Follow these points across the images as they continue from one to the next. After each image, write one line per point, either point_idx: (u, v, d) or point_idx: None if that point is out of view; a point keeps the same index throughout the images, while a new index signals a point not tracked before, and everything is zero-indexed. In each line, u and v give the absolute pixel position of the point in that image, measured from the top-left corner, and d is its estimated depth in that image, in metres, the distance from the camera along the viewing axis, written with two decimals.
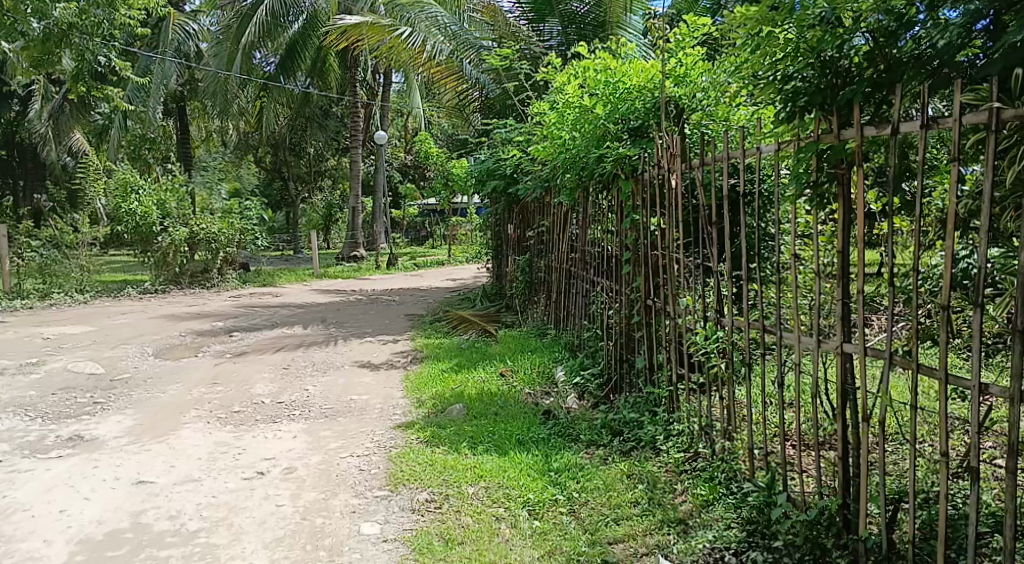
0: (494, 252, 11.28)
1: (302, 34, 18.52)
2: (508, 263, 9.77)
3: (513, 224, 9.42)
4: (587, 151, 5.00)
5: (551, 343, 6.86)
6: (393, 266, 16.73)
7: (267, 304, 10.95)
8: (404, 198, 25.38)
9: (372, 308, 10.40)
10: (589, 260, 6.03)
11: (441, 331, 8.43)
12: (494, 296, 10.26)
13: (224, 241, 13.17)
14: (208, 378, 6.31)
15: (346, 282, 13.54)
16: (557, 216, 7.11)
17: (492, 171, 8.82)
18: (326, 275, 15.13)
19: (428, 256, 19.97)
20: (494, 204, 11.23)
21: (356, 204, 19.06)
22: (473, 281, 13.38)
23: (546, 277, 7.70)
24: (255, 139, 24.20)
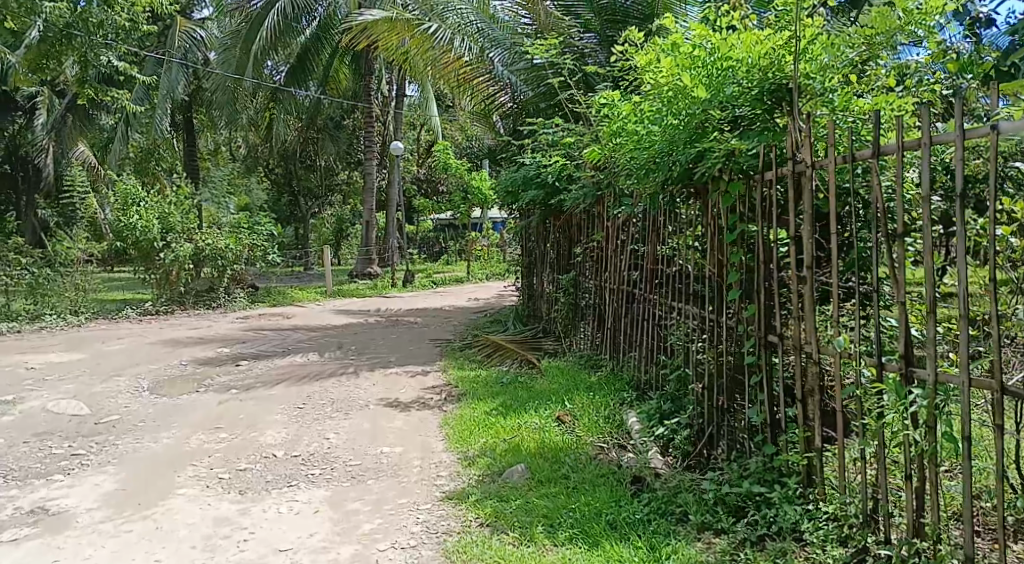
0: (523, 269, 10.33)
1: (313, 43, 18.00)
2: (543, 283, 8.82)
3: (550, 240, 8.45)
4: (678, 149, 3.88)
5: (609, 376, 5.87)
6: (410, 283, 15.84)
7: (277, 328, 9.99)
8: (419, 212, 24.55)
9: (393, 331, 9.43)
10: (664, 281, 5.03)
11: (476, 360, 7.43)
12: (528, 320, 9.26)
13: (231, 258, 12.26)
14: (209, 421, 5.31)
15: (361, 302, 12.62)
16: (615, 228, 6.14)
17: (530, 179, 7.90)
18: (340, 294, 14.20)
19: (447, 273, 19.08)
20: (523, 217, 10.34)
21: (371, 218, 18.21)
22: (498, 301, 12.43)
23: (597, 298, 6.73)
24: (264, 152, 23.43)
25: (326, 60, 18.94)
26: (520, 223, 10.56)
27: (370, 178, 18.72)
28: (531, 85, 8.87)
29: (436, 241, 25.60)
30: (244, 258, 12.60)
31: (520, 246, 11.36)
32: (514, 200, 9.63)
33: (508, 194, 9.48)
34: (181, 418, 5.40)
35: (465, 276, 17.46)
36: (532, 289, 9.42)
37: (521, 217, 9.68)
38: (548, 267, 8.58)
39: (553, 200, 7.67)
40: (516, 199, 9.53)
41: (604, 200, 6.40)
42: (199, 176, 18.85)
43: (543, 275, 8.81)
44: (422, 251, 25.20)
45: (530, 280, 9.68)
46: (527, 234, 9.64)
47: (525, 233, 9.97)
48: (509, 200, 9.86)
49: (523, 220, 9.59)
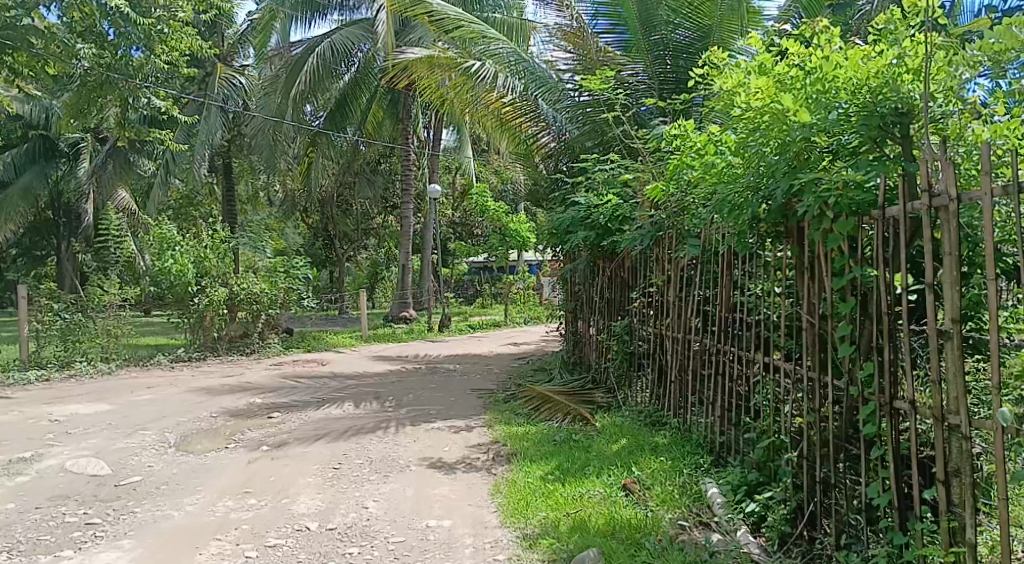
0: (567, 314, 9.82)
1: (351, 87, 18.10)
2: (592, 329, 8.29)
3: (599, 284, 7.94)
4: (773, 180, 3.40)
5: (676, 437, 5.29)
6: (446, 327, 15.39)
7: (311, 375, 9.57)
8: (454, 255, 24.25)
9: (432, 379, 8.93)
10: (744, 331, 4.50)
11: (524, 413, 6.88)
12: (575, 369, 8.70)
13: (265, 302, 11.97)
14: (237, 484, 4.84)
15: (398, 348, 12.18)
16: (679, 272, 5.63)
17: (581, 220, 7.45)
18: (375, 339, 13.80)
19: (484, 317, 18.63)
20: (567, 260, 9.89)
21: (407, 262, 17.95)
22: (540, 346, 11.89)
23: (656, 348, 6.17)
24: (301, 196, 23.51)
25: (364, 104, 19.02)
26: (564, 266, 10.10)
27: (406, 221, 18.51)
28: (579, 124, 8.51)
29: (471, 284, 25.24)
30: (279, 303, 12.31)
31: (563, 290, 10.87)
32: (560, 242, 9.18)
33: (553, 236, 9.04)
34: (208, 480, 4.94)
35: (503, 320, 16.97)
36: (579, 335, 8.88)
37: (566, 259, 9.22)
38: (597, 313, 8.06)
39: (605, 242, 7.19)
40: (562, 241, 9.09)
41: (664, 240, 5.93)
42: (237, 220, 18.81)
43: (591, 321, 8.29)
44: (457, 294, 24.84)
45: (576, 326, 9.15)
46: (573, 278, 9.15)
47: (569, 276, 9.49)
48: (554, 242, 9.42)
49: (569, 263, 9.13)
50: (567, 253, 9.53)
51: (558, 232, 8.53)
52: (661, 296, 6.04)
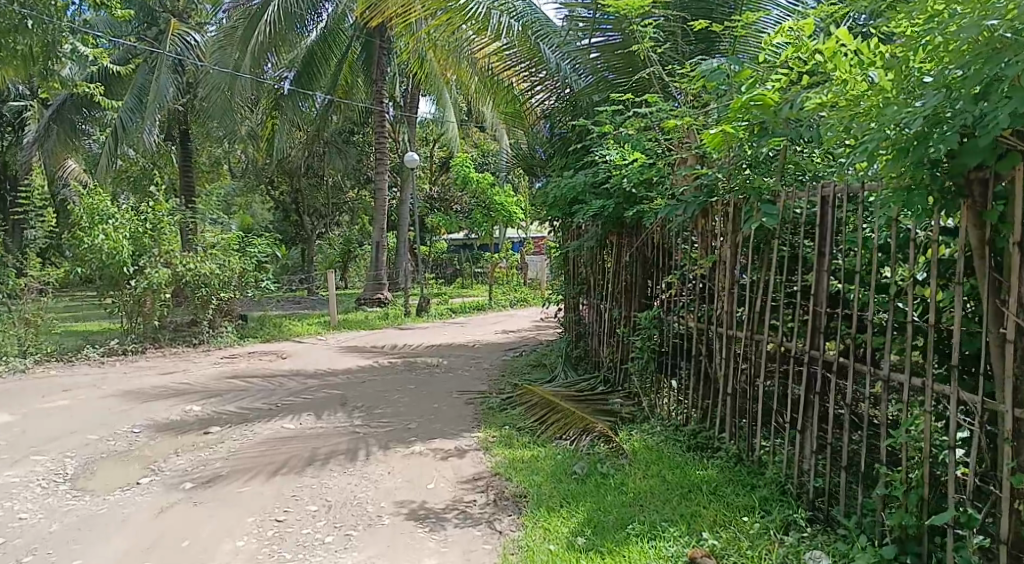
0: (568, 300, 8.46)
1: (319, 46, 16.62)
2: (602, 317, 6.90)
3: (612, 264, 6.59)
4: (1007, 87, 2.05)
5: (741, 473, 3.93)
6: (425, 312, 13.97)
7: (265, 373, 8.09)
8: (431, 232, 22.76)
9: (410, 377, 7.51)
10: (863, 336, 3.13)
11: (525, 424, 5.50)
12: (581, 366, 7.35)
13: (216, 284, 10.42)
14: (133, 554, 3.45)
15: (370, 335, 10.75)
16: (740, 250, 4.24)
17: (595, 185, 6.13)
18: (346, 324, 12.36)
19: (465, 299, 17.27)
20: (566, 234, 8.54)
21: (381, 239, 16.49)
22: (533, 335, 10.52)
23: (697, 348, 4.80)
24: (267, 168, 21.82)
25: (334, 65, 17.36)
26: (563, 244, 8.76)
27: (380, 192, 17.00)
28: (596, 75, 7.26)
29: (450, 263, 23.78)
30: (234, 286, 10.75)
31: (561, 270, 9.55)
32: (563, 216, 7.82)
33: (555, 210, 7.69)
34: (94, 548, 3.53)
35: (486, 302, 15.60)
36: (585, 325, 7.53)
37: (570, 235, 7.86)
38: (608, 298, 6.72)
39: (626, 213, 5.86)
40: (566, 214, 7.74)
41: (712, 208, 4.60)
42: (196, 194, 17.08)
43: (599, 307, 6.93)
44: (435, 274, 23.38)
45: (580, 314, 7.81)
46: (576, 257, 7.78)
47: (572, 255, 8.14)
48: (555, 216, 8.07)
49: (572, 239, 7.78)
50: (569, 227, 8.18)
51: (561, 201, 7.17)
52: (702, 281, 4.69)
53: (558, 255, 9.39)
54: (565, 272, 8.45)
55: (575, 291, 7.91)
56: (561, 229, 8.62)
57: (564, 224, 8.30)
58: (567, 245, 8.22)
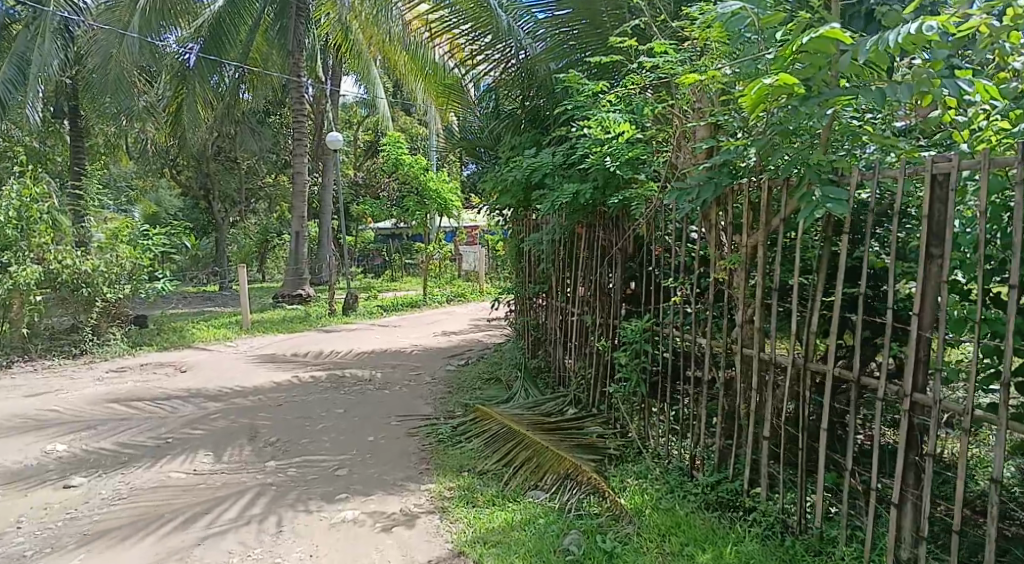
0: (521, 303, 7.40)
1: (229, 13, 14.77)
2: (570, 324, 5.87)
3: (586, 261, 5.56)
4: None
5: (791, 547, 2.98)
6: (351, 310, 12.57)
7: (158, 394, 6.61)
8: (358, 222, 21.24)
9: (337, 398, 6.23)
10: (1010, 383, 2.22)
11: (488, 464, 4.39)
12: (544, 381, 6.31)
13: (101, 283, 8.72)
14: None
15: (290, 341, 9.37)
16: (780, 251, 3.26)
17: (568, 165, 5.08)
18: (262, 326, 10.87)
19: (394, 294, 15.91)
20: (519, 226, 7.46)
21: (301, 229, 14.94)
22: (476, 339, 9.36)
23: (711, 371, 3.80)
24: (172, 150, 19.68)
25: (246, 35, 15.59)
26: (515, 237, 7.71)
27: (299, 177, 15.41)
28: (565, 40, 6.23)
29: (376, 254, 22.30)
30: (123, 284, 9.04)
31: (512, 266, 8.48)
32: (517, 205, 6.77)
33: (510, 198, 6.63)
34: None
35: (417, 298, 14.32)
36: (546, 333, 6.48)
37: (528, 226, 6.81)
38: (578, 301, 5.69)
39: (603, 200, 4.84)
40: (523, 202, 6.67)
41: (730, 195, 3.63)
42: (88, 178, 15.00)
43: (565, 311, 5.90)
44: (362, 267, 21.84)
45: (539, 318, 6.76)
46: (534, 251, 6.73)
47: (528, 251, 7.10)
48: (506, 206, 7.01)
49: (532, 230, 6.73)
50: (524, 218, 7.13)
51: (520, 186, 6.09)
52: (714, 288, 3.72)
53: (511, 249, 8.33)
54: (519, 270, 7.36)
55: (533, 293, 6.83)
56: (514, 219, 7.56)
57: (518, 213, 7.25)
58: (523, 239, 7.18)
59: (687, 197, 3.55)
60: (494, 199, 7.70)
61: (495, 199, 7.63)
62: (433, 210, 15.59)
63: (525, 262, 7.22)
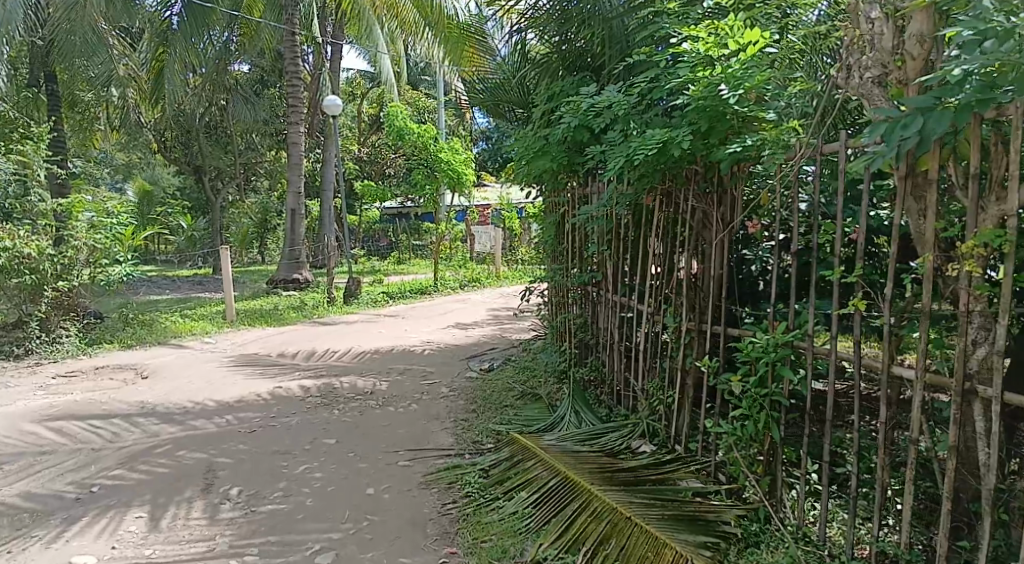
0: (558, 296, 5.97)
1: None
2: (636, 326, 4.45)
3: (664, 241, 4.13)
4: None
5: None
6: (354, 297, 11.13)
7: (103, 410, 5.20)
8: (361, 201, 19.86)
9: (329, 421, 4.83)
10: None
11: (546, 543, 3.03)
12: (596, 397, 4.90)
13: (50, 270, 7.23)
14: None
15: (279, 337, 7.96)
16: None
17: (643, 107, 3.67)
18: (250, 317, 9.45)
19: (401, 279, 14.43)
20: (555, 199, 5.98)
21: (297, 207, 13.53)
22: (498, 335, 7.92)
23: (923, 422, 2.34)
24: (160, 123, 18.11)
25: None
26: (550, 218, 6.26)
27: (295, 148, 13.80)
28: None
29: (383, 235, 20.94)
30: (79, 271, 7.54)
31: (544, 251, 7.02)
32: (553, 174, 5.30)
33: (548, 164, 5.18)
34: None
35: (427, 283, 12.87)
36: (598, 336, 5.06)
37: (571, 200, 5.36)
38: (650, 296, 4.25)
39: (702, 158, 3.41)
40: (567, 170, 5.21)
41: (969, 132, 2.17)
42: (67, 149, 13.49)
43: (629, 308, 4.48)
44: (367, 248, 20.52)
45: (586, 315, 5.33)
46: (581, 230, 5.28)
47: (569, 230, 5.64)
48: (540, 177, 5.57)
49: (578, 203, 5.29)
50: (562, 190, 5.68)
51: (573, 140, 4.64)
52: (932, 285, 2.29)
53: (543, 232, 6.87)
54: (555, 256, 5.92)
55: (576, 285, 5.40)
56: (548, 190, 6.10)
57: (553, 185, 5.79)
58: (562, 217, 5.73)
59: (902, 134, 2.13)
60: (523, 169, 6.22)
61: (524, 170, 6.16)
62: (444, 185, 13.97)
63: (563, 247, 5.78)
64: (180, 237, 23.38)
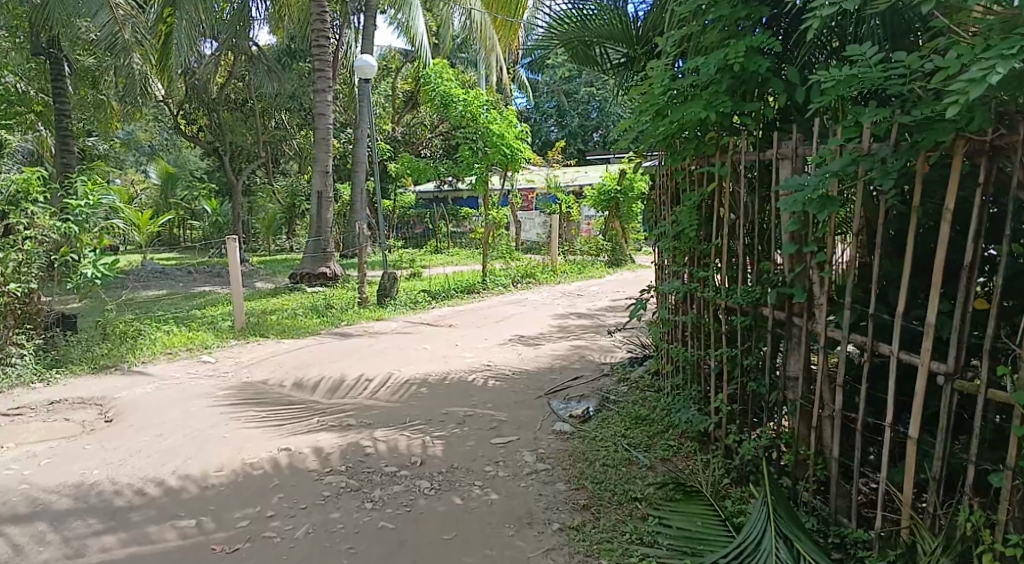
0: (688, 313, 4.06)
1: None
2: (892, 392, 2.55)
3: (976, 237, 2.25)
4: None
5: None
6: (390, 297, 9.27)
7: (19, 494, 3.47)
8: (395, 184, 18.14)
9: (356, 529, 3.00)
10: None
11: None
12: (793, 491, 3.04)
13: None
14: None
15: (294, 358, 6.19)
16: None
17: None
18: (262, 325, 7.72)
19: (442, 273, 12.54)
20: (683, 178, 4.06)
21: (324, 188, 11.79)
22: (580, 359, 5.98)
23: None
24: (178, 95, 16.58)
25: None
26: (673, 200, 4.35)
27: (322, 119, 11.87)
28: None
29: (418, 221, 19.21)
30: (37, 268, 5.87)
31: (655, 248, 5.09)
32: (693, 124, 3.44)
33: (699, 103, 3.32)
34: None
35: (474, 278, 10.96)
36: (787, 392, 3.15)
37: (716, 170, 3.46)
38: (936, 336, 2.38)
39: None
40: (720, 120, 3.33)
41: None
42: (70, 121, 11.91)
43: (869, 352, 2.60)
44: (401, 236, 18.81)
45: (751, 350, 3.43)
46: (743, 217, 3.37)
47: (712, 216, 3.75)
48: (664, 135, 3.72)
49: (726, 174, 3.38)
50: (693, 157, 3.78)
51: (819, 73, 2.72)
52: None
53: (654, 221, 4.95)
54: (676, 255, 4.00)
55: (727, 303, 3.49)
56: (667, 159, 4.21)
57: (678, 149, 3.89)
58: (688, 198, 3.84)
59: None
60: (632, 129, 4.34)
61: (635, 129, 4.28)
62: (494, 164, 11.64)
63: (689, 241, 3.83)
64: (206, 222, 21.88)
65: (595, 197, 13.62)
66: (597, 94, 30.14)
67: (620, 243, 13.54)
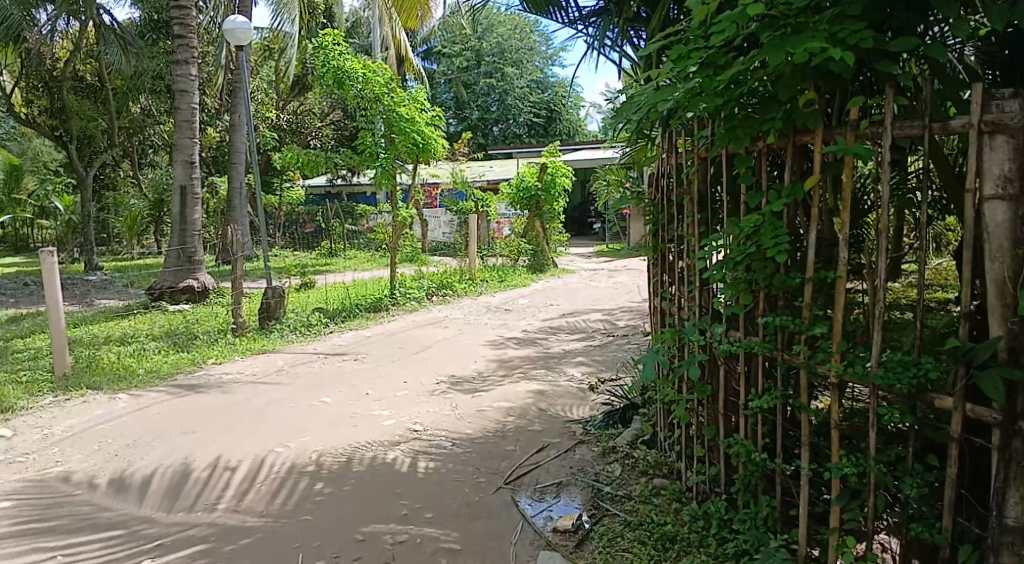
0: (742, 378, 2.63)
1: None
2: None
3: None
4: None
5: None
6: (275, 320, 7.36)
7: None
8: (282, 178, 15.94)
9: None
10: None
11: None
12: None
13: None
14: None
15: (129, 432, 4.29)
16: None
17: None
18: (95, 369, 5.70)
19: (340, 283, 10.64)
20: (731, 175, 2.63)
21: (189, 182, 9.72)
22: (539, 415, 4.42)
23: None
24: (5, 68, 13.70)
25: None
26: (702, 214, 2.95)
27: (184, 98, 9.71)
28: None
29: (309, 220, 17.07)
30: None
31: (651, 275, 3.67)
32: (794, 73, 2.05)
33: (813, 33, 1.95)
34: None
35: (380, 289, 9.19)
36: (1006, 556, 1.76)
37: (832, 151, 2.04)
38: None
39: None
40: (849, 65, 1.95)
41: None
42: None
43: None
44: (289, 236, 16.62)
45: (897, 459, 2.02)
46: (889, 236, 1.96)
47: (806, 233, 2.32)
48: (727, 102, 2.30)
49: (860, 157, 1.96)
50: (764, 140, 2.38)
51: None
52: None
53: (653, 241, 3.50)
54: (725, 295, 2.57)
55: (853, 380, 2.07)
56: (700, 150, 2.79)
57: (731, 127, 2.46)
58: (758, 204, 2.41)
59: None
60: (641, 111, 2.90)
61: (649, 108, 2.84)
62: (401, 156, 9.90)
63: (758, 272, 2.37)
64: (56, 222, 18.62)
65: (513, 194, 12.17)
66: (498, 85, 28.71)
67: (541, 245, 12.25)
